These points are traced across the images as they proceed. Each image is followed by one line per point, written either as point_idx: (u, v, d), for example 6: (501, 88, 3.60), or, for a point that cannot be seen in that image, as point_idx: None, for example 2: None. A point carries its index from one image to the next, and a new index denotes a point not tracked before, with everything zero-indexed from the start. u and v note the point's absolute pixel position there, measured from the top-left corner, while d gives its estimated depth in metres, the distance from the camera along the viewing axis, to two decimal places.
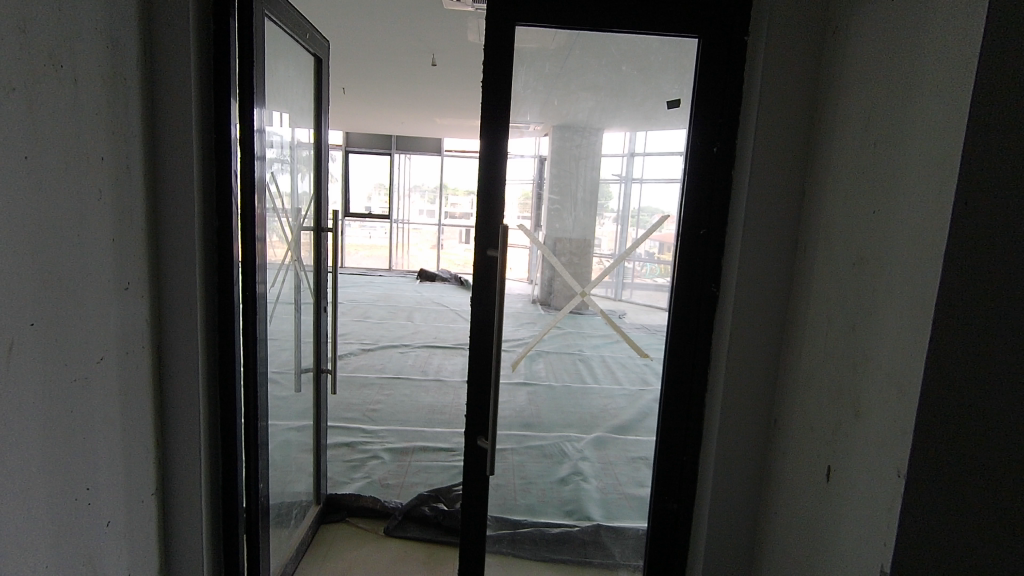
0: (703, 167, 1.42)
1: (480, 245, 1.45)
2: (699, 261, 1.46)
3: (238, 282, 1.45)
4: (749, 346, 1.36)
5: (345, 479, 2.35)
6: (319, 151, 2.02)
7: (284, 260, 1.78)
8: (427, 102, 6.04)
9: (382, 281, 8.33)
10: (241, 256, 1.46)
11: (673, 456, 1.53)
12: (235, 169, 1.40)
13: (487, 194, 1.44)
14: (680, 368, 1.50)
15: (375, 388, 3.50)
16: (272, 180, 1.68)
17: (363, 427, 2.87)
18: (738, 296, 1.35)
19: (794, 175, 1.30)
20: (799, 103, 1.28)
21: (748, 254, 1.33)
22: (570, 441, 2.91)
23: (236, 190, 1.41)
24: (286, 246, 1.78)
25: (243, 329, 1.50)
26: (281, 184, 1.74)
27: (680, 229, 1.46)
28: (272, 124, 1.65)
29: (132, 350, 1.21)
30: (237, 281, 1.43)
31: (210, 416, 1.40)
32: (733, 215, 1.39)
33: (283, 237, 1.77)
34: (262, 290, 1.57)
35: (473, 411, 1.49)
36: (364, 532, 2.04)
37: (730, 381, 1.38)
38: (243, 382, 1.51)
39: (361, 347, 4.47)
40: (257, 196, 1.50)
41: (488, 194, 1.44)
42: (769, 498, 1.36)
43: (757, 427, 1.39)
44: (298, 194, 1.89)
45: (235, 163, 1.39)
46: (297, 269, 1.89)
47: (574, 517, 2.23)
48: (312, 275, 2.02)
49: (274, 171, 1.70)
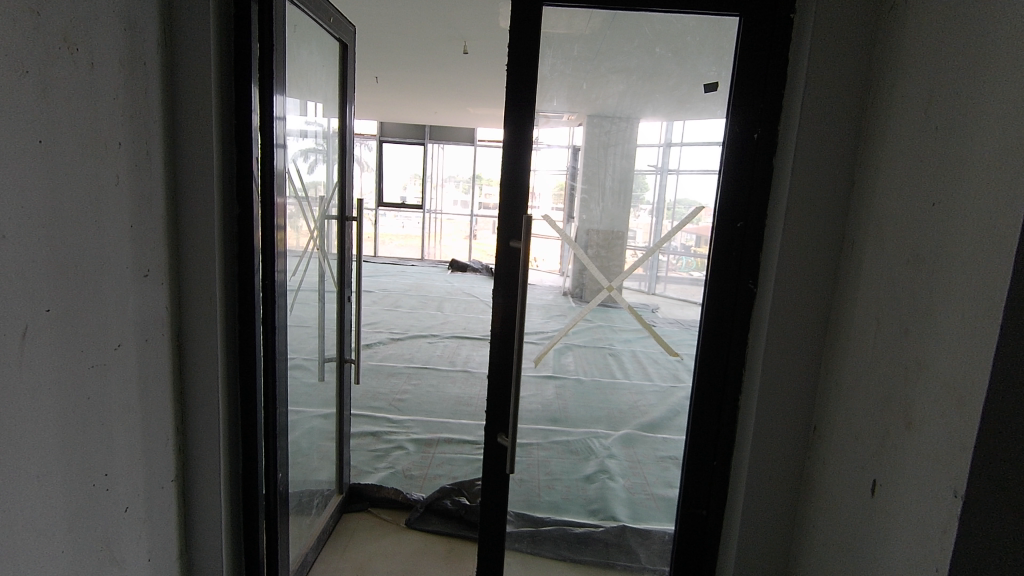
0: (742, 155, 1.33)
1: (503, 234, 1.40)
2: (736, 256, 1.36)
3: (259, 270, 1.43)
4: (788, 348, 1.27)
5: (369, 468, 2.34)
6: (344, 139, 1.97)
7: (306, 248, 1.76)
8: (459, 90, 5.99)
9: (414, 271, 8.38)
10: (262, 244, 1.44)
11: (703, 460, 1.45)
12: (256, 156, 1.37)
13: (511, 183, 1.39)
14: (712, 368, 1.42)
15: (403, 378, 3.51)
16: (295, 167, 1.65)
17: (390, 417, 2.87)
18: (777, 295, 1.26)
19: (843, 162, 1.20)
20: (850, 85, 1.18)
21: (788, 248, 1.24)
22: (597, 438, 2.83)
23: (258, 178, 1.39)
24: (308, 234, 1.76)
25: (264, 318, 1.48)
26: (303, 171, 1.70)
27: (715, 221, 1.37)
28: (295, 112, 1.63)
29: (152, 338, 1.21)
30: (258, 269, 1.41)
31: (230, 405, 1.39)
32: (774, 207, 1.29)
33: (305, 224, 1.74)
34: (282, 279, 1.55)
35: (492, 405, 1.44)
36: (385, 524, 2.01)
37: (766, 383, 1.29)
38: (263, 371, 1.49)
39: (391, 335, 4.49)
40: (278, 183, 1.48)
41: (512, 182, 1.39)
42: (809, 508, 1.27)
43: (795, 432, 1.30)
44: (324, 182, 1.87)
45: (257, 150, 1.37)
46: (321, 256, 1.87)
47: (599, 517, 2.14)
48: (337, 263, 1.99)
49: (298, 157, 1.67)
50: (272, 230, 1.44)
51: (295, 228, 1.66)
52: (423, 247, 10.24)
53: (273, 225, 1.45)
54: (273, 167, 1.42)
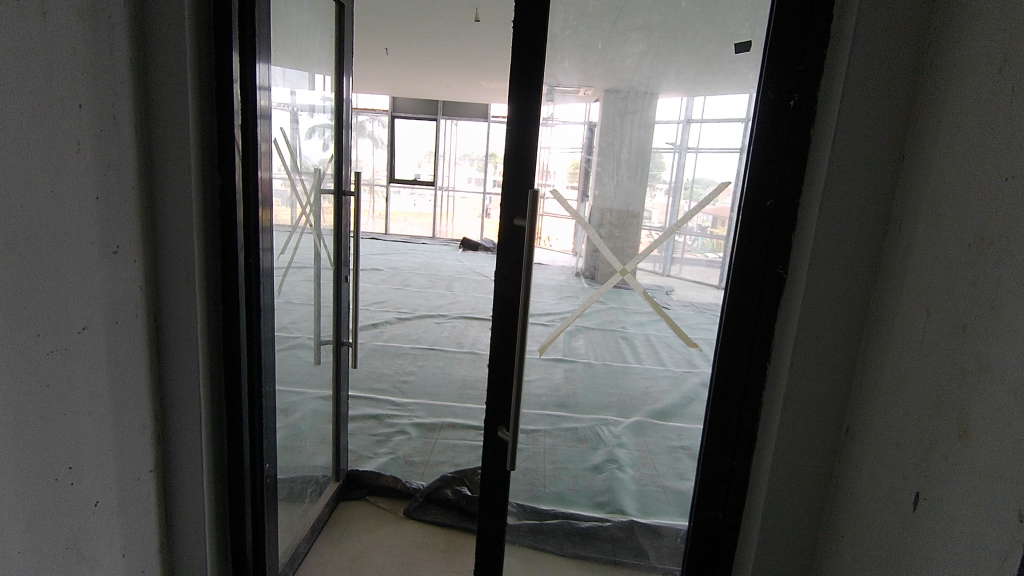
0: (775, 125, 1.18)
1: (507, 211, 1.27)
2: (764, 239, 1.22)
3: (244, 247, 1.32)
4: (820, 342, 1.15)
5: (369, 453, 2.27)
6: (339, 107, 1.84)
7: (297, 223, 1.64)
8: (471, 62, 5.79)
9: (425, 249, 8.28)
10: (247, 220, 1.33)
11: (720, 461, 1.33)
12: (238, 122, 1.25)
13: (517, 157, 1.25)
14: (734, 361, 1.29)
15: (409, 359, 3.43)
16: (285, 137, 1.53)
17: (393, 400, 2.79)
18: (811, 283, 1.13)
19: (892, 133, 1.06)
20: (905, 44, 1.03)
21: (825, 230, 1.10)
22: (606, 425, 2.69)
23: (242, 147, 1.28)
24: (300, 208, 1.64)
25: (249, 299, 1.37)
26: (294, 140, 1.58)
27: (742, 200, 1.23)
28: (284, 75, 1.50)
29: (124, 320, 1.12)
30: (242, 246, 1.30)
31: (211, 392, 1.30)
32: (810, 184, 1.15)
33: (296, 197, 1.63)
34: (269, 257, 1.45)
35: (492, 397, 1.33)
36: (382, 513, 1.93)
37: (795, 379, 1.17)
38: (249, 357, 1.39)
39: (398, 315, 4.41)
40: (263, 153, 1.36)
41: (518, 158, 1.25)
42: (836, 515, 1.16)
43: (824, 434, 1.18)
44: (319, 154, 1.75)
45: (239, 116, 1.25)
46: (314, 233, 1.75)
47: (607, 510, 2.06)
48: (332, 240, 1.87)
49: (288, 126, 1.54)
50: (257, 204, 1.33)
51: (284, 202, 1.54)
52: (435, 225, 10.12)
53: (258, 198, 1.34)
54: (257, 135, 1.31)
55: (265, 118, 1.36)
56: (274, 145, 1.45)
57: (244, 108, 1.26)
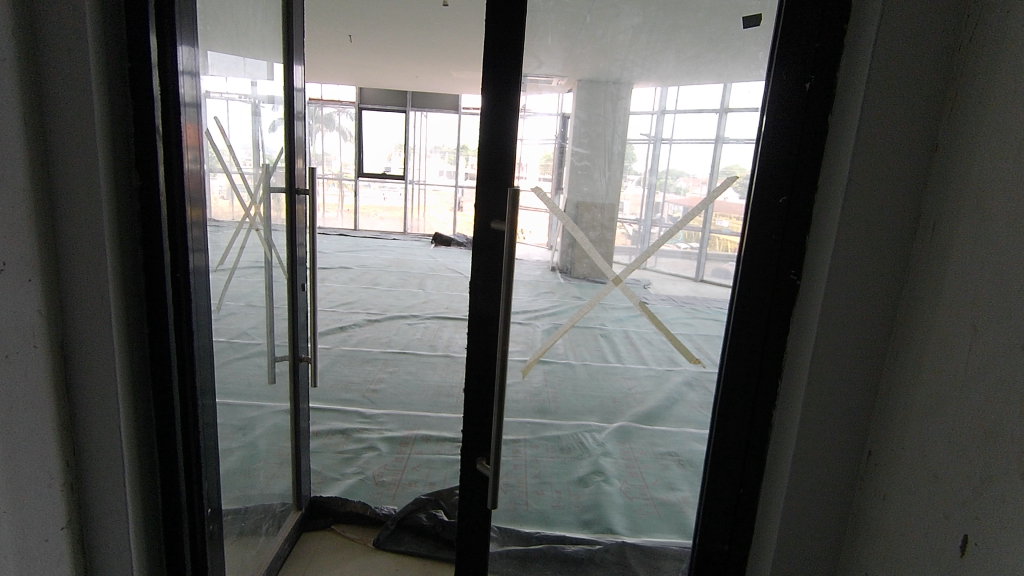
0: (789, 111, 1.04)
1: (483, 211, 1.08)
2: (775, 240, 1.08)
3: (173, 260, 1.09)
4: (841, 356, 1.01)
5: (336, 475, 2.08)
6: (289, 91, 1.60)
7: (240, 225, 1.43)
8: (439, 51, 5.55)
9: (397, 245, 8.01)
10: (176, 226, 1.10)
11: (726, 487, 1.19)
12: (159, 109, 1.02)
13: (491, 149, 1.06)
14: (742, 377, 1.15)
15: (379, 365, 3.22)
16: (220, 128, 1.30)
17: (362, 412, 2.60)
18: (831, 290, 0.99)
19: (925, 120, 0.92)
20: (939, 15, 0.89)
21: (848, 231, 0.97)
22: (589, 432, 2.56)
23: (165, 140, 1.04)
24: (243, 210, 1.42)
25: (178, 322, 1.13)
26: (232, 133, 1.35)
27: (751, 195, 1.09)
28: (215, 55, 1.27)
29: (17, 354, 0.91)
30: (170, 259, 1.08)
31: (136, 432, 1.09)
32: (828, 177, 1.01)
33: (240, 198, 1.41)
34: (204, 269, 1.21)
35: (470, 424, 1.15)
36: (350, 544, 1.74)
37: (812, 398, 1.03)
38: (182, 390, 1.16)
39: (368, 317, 4.19)
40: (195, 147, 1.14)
41: (492, 150, 1.06)
42: (857, 550, 1.03)
43: (845, 458, 1.05)
44: (265, 147, 1.52)
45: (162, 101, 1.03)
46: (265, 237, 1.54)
47: (594, 529, 1.87)
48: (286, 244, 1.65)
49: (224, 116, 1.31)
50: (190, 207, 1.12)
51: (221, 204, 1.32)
52: (406, 220, 9.85)
53: (191, 199, 1.13)
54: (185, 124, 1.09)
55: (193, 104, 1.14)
56: (205, 136, 1.22)
57: (164, 92, 1.03)
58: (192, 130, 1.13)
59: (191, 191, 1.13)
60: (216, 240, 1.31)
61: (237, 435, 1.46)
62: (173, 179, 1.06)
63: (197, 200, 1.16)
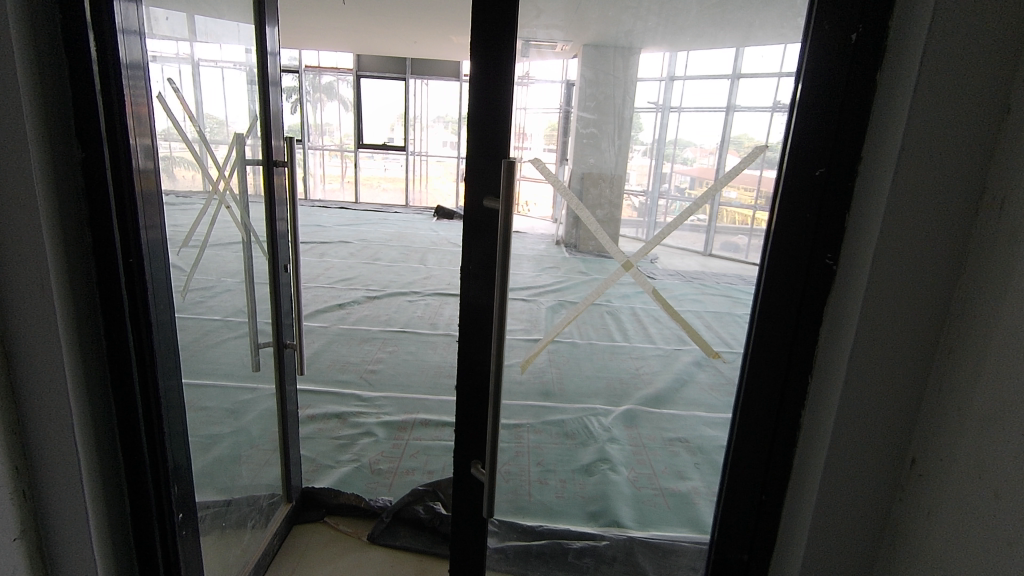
0: (830, 70, 0.89)
1: (474, 187, 0.95)
2: (809, 221, 0.94)
3: (126, 243, 0.96)
4: (883, 354, 0.88)
5: (330, 462, 1.99)
6: (262, 55, 1.42)
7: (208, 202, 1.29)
8: (438, 13, 5.27)
9: (398, 218, 7.85)
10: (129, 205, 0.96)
11: (747, 492, 1.09)
12: (99, 69, 0.89)
13: (483, 118, 0.92)
14: (767, 374, 1.03)
15: (377, 344, 3.12)
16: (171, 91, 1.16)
17: (359, 394, 2.50)
18: (874, 279, 0.86)
19: (994, 77, 0.78)
20: None
21: (899, 210, 0.83)
22: (595, 416, 2.46)
23: (108, 105, 0.91)
24: (206, 183, 1.28)
25: (135, 313, 1.00)
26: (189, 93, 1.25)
27: (783, 169, 0.95)
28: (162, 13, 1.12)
29: None
30: (122, 242, 0.95)
31: (94, 436, 0.98)
32: (875, 148, 0.87)
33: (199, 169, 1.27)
34: (164, 252, 1.08)
35: (463, 423, 1.05)
36: (343, 538, 1.66)
37: (847, 400, 0.91)
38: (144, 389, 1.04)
39: (367, 293, 4.08)
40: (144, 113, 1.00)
41: (484, 119, 0.92)
42: (894, 568, 0.92)
43: (883, 468, 0.93)
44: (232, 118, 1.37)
45: (99, 60, 0.89)
46: (238, 207, 1.41)
47: (600, 522, 1.78)
48: (266, 222, 1.50)
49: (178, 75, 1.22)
50: (141, 183, 0.98)
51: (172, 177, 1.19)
52: (408, 192, 9.65)
53: (142, 175, 0.99)
54: (129, 88, 0.94)
55: (140, 66, 0.99)
56: (155, 104, 1.07)
57: (103, 48, 0.88)
58: (139, 96, 0.99)
59: (143, 163, 0.99)
60: (175, 220, 1.17)
61: (227, 420, 1.42)
62: (119, 149, 0.92)
63: (150, 176, 1.02)
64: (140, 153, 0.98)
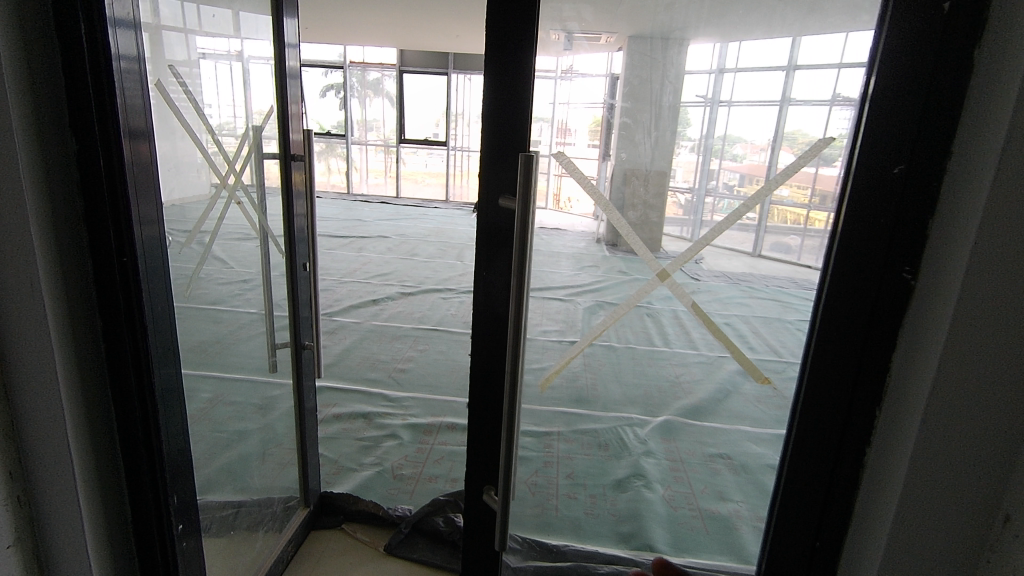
0: (916, 45, 0.72)
1: (488, 185, 0.85)
2: (883, 227, 0.78)
3: (122, 240, 0.91)
4: (973, 392, 0.71)
5: (353, 465, 1.94)
6: (280, 46, 1.36)
7: (218, 196, 1.27)
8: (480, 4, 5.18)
9: (438, 213, 7.83)
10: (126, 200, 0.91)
11: (798, 538, 0.94)
12: (91, 56, 0.83)
13: (501, 108, 0.82)
14: (827, 405, 0.87)
15: (408, 342, 3.07)
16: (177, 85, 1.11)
17: (386, 394, 2.45)
18: (964, 301, 0.69)
19: None
20: None
21: (1000, 214, 0.66)
22: (630, 426, 2.33)
23: (100, 93, 0.85)
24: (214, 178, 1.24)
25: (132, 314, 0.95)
26: (239, 94, 1.30)
27: (851, 166, 0.79)
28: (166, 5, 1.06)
29: None
30: (117, 239, 0.90)
31: (89, 443, 0.93)
32: (972, 139, 0.70)
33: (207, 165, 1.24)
34: (163, 250, 1.02)
35: (474, 444, 0.96)
36: (360, 547, 1.60)
37: (924, 447, 0.74)
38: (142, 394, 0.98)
39: (402, 289, 4.04)
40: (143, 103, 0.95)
41: (502, 110, 0.82)
42: None
43: (968, 529, 0.76)
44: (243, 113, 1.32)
45: (90, 46, 0.83)
46: (254, 204, 1.40)
47: (631, 544, 1.66)
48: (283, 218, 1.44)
49: (230, 75, 1.27)
50: (136, 180, 0.93)
51: (178, 170, 1.15)
52: (449, 187, 9.64)
53: (139, 170, 0.93)
54: (123, 78, 0.89)
55: (138, 52, 0.94)
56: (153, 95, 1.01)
57: (94, 33, 0.83)
58: (137, 86, 0.93)
59: (139, 158, 0.93)
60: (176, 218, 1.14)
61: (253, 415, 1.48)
62: (111, 141, 0.87)
63: (149, 171, 0.97)
64: (135, 146, 0.93)
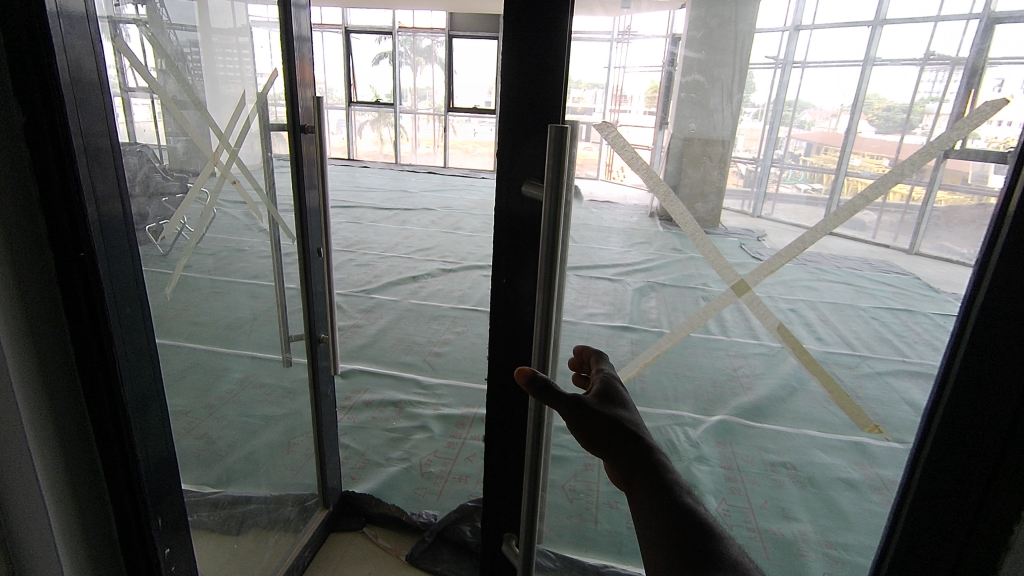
0: None
1: (508, 168, 0.70)
2: None
3: (81, 233, 0.77)
4: None
5: (379, 459, 1.84)
6: (285, 6, 1.17)
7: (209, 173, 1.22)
8: None
9: (484, 184, 7.63)
10: (82, 185, 0.76)
11: None
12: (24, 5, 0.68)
13: (522, 74, 0.66)
14: (968, 451, 0.62)
15: (446, 323, 2.94)
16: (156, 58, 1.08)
17: (419, 380, 2.33)
18: None
19: None
20: None
21: None
22: (681, 426, 2.12)
23: (43, 54, 0.70)
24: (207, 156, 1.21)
25: (99, 317, 0.81)
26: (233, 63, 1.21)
27: None
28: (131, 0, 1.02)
29: None
30: (76, 231, 0.77)
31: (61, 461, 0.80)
32: None
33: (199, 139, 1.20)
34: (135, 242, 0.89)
35: (494, 465, 0.83)
36: (381, 554, 1.49)
37: None
38: (119, 404, 0.85)
39: (443, 266, 3.90)
40: (95, 65, 0.78)
41: (525, 74, 0.66)
42: None
43: None
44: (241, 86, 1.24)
45: None
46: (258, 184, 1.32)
47: None
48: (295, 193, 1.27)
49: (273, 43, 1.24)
50: (88, 156, 0.77)
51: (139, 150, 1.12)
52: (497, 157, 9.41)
53: (93, 142, 0.78)
54: (67, 33, 0.73)
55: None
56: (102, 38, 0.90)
57: None
58: (90, 40, 0.77)
59: (94, 128, 0.78)
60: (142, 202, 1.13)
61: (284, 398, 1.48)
62: (58, 116, 0.72)
63: (111, 148, 0.82)
64: (84, 115, 0.76)
